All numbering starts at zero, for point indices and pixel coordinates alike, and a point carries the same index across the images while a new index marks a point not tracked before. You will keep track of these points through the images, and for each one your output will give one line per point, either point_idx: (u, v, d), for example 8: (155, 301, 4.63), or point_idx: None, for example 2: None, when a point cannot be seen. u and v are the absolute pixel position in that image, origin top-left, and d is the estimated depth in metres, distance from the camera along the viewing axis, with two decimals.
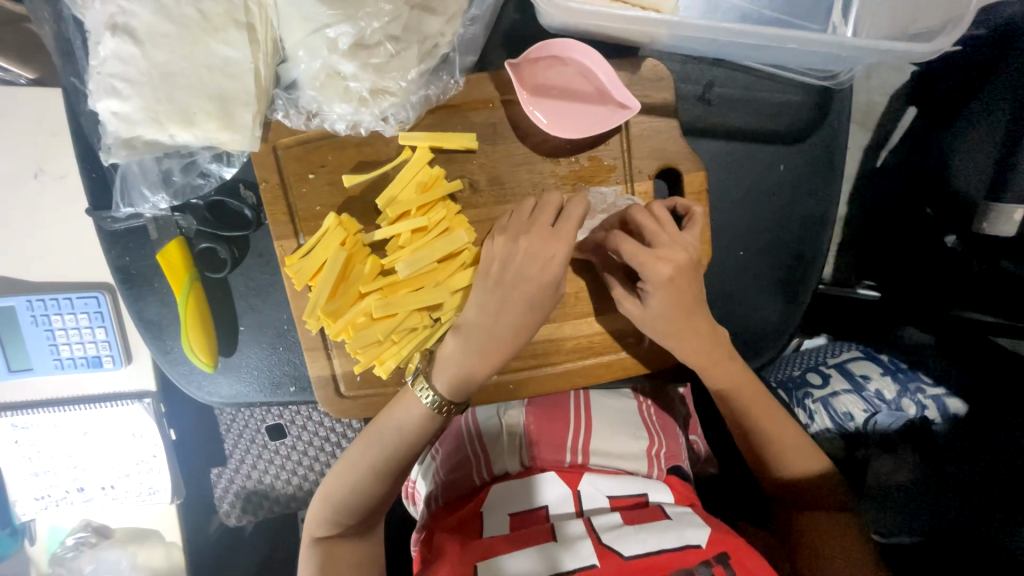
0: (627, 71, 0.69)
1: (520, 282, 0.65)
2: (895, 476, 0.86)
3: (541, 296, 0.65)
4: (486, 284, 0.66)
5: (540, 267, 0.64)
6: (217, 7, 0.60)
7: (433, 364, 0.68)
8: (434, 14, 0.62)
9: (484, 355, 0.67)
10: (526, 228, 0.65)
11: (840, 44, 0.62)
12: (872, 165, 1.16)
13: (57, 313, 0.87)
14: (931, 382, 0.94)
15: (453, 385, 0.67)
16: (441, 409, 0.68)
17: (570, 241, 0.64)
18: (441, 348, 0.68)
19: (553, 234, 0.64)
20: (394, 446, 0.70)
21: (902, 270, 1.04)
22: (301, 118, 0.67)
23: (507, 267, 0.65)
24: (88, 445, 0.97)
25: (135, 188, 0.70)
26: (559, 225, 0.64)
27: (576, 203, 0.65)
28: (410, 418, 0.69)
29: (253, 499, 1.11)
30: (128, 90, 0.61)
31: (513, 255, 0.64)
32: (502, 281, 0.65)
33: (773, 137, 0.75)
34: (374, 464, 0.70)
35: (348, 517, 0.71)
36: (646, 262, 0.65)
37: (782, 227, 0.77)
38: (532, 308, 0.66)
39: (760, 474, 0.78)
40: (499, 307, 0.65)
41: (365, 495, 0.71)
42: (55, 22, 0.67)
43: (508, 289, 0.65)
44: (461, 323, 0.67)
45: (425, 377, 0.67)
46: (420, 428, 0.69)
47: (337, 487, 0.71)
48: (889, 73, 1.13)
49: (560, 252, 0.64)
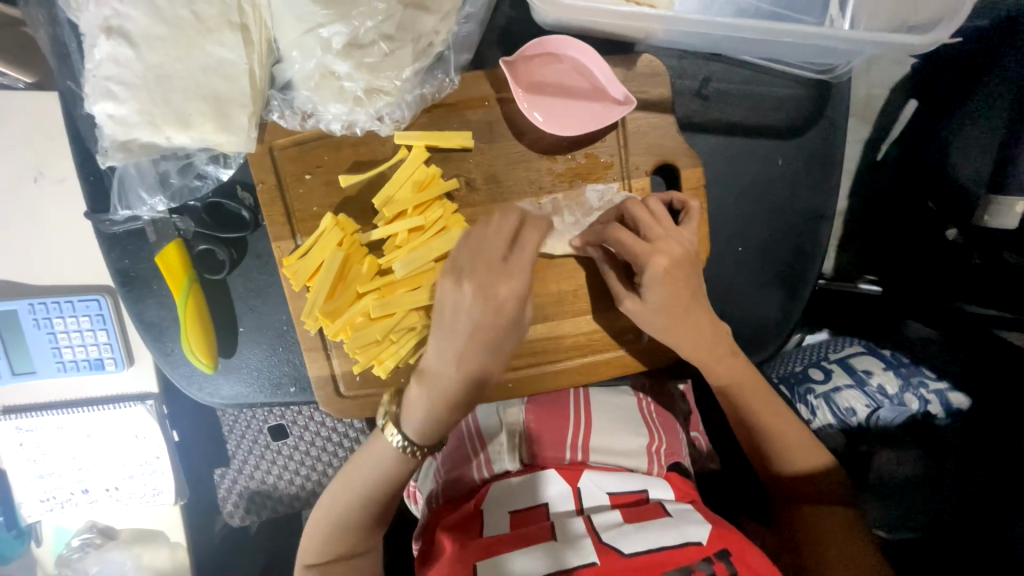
0: (623, 67, 0.69)
1: (474, 328, 0.62)
2: (896, 469, 0.85)
3: (503, 338, 0.64)
4: (442, 330, 0.63)
5: (497, 313, 0.61)
6: (211, 8, 0.60)
7: (403, 410, 0.68)
8: (428, 12, 0.62)
9: (445, 399, 0.65)
10: (478, 268, 0.62)
11: (837, 37, 0.62)
12: (873, 158, 1.16)
13: (59, 316, 0.88)
14: (932, 376, 0.94)
15: (420, 428, 0.66)
16: (410, 452, 0.67)
17: (523, 287, 0.62)
18: (408, 394, 0.67)
19: (504, 273, 0.61)
20: (371, 479, 0.70)
21: (904, 265, 1.05)
22: (296, 118, 0.67)
23: (458, 314, 0.62)
24: (91, 447, 0.97)
25: (133, 190, 0.70)
26: (511, 262, 0.62)
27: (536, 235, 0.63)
28: (383, 457, 0.69)
29: (256, 499, 1.09)
30: (124, 92, 0.61)
31: (464, 305, 0.61)
32: (458, 328, 0.62)
33: (771, 131, 0.74)
34: (359, 494, 0.71)
35: (342, 541, 0.72)
36: (643, 255, 0.65)
37: (781, 222, 0.76)
38: (497, 350, 0.64)
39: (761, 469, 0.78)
40: (458, 354, 0.63)
41: (355, 521, 0.71)
42: (51, 26, 0.67)
43: (465, 337, 0.62)
44: (426, 369, 0.65)
45: (394, 422, 0.67)
46: (392, 465, 0.69)
47: (327, 515, 0.72)
48: (889, 65, 1.12)
49: (506, 291, 0.61)
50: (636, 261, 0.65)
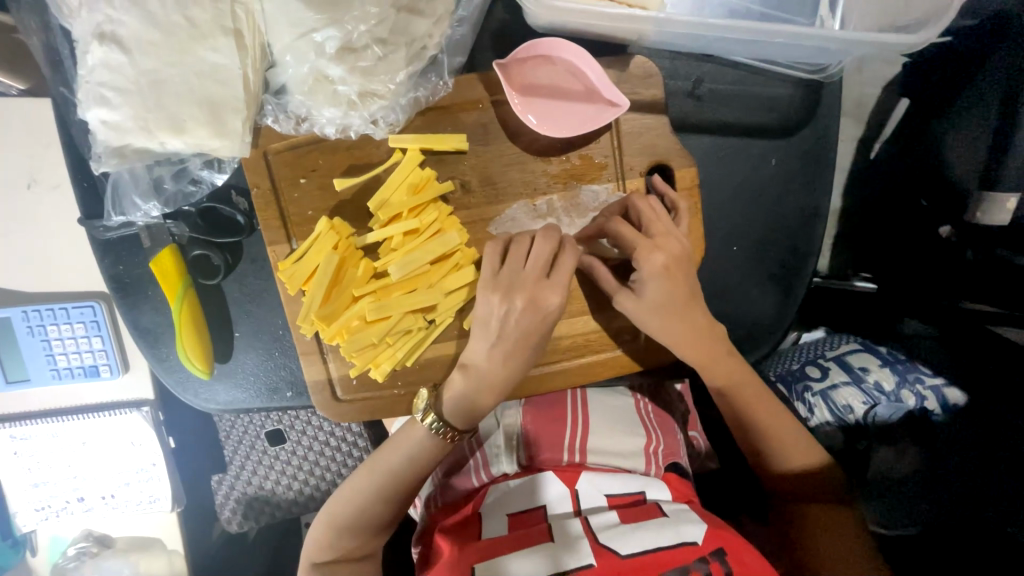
0: (616, 69, 0.69)
1: (521, 335, 0.66)
2: (896, 466, 0.87)
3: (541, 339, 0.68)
4: (487, 332, 0.67)
5: (538, 318, 0.66)
6: (204, 13, 0.60)
7: (441, 398, 0.71)
8: (421, 16, 0.62)
9: (489, 394, 0.68)
10: (519, 281, 0.65)
11: (828, 37, 0.62)
12: (867, 157, 1.17)
13: (53, 324, 0.87)
14: (930, 372, 0.92)
15: (457, 413, 0.69)
16: (446, 435, 0.70)
17: (565, 292, 0.66)
18: (448, 382, 0.70)
19: (548, 285, 0.65)
20: (397, 474, 0.71)
21: (900, 264, 1.06)
22: (290, 122, 0.67)
23: (506, 321, 0.66)
24: (87, 454, 0.97)
25: (126, 196, 0.70)
26: (554, 274, 0.65)
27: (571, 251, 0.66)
28: (415, 444, 0.71)
29: (253, 505, 1.09)
30: (118, 98, 0.61)
31: (512, 311, 0.65)
32: (503, 331, 0.66)
33: (763, 132, 0.75)
34: (379, 490, 0.71)
35: (354, 539, 0.72)
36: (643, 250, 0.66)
37: (776, 221, 0.77)
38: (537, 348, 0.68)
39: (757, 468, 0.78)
40: (506, 353, 0.67)
41: (369, 518, 0.71)
42: (43, 33, 0.67)
43: (509, 338, 0.67)
44: (470, 364, 0.68)
45: (432, 409, 0.70)
46: (426, 452, 0.71)
47: (341, 513, 0.71)
48: (881, 65, 1.13)
49: (554, 299, 0.66)
50: (634, 256, 0.66)
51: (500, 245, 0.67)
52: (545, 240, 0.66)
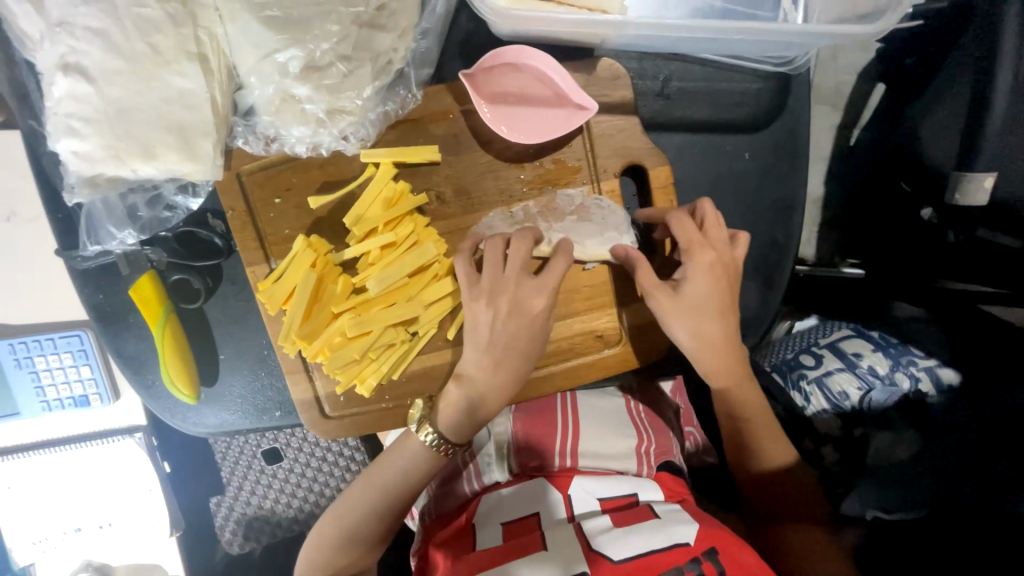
0: (583, 73, 0.69)
1: (510, 340, 0.66)
2: (895, 450, 0.85)
3: (532, 344, 0.67)
4: (477, 343, 0.67)
5: (528, 323, 0.66)
6: (166, 40, 0.60)
7: (436, 409, 0.70)
8: (384, 31, 0.62)
9: (485, 404, 0.68)
10: (502, 287, 0.65)
11: (790, 31, 0.63)
12: (847, 143, 1.17)
13: (41, 355, 0.87)
14: (921, 355, 0.94)
15: (454, 427, 0.69)
16: (441, 449, 0.69)
17: (549, 294, 0.66)
18: (446, 395, 0.70)
19: (532, 285, 0.65)
20: (389, 488, 0.71)
21: (885, 249, 1.08)
22: (260, 143, 0.67)
23: (495, 329, 0.66)
24: (82, 484, 0.96)
25: (101, 225, 0.69)
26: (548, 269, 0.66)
27: (560, 259, 0.66)
28: (409, 458, 0.70)
29: (253, 525, 1.10)
30: (86, 128, 0.61)
31: (501, 316, 0.66)
32: (492, 339, 0.66)
33: (735, 126, 0.75)
34: (374, 505, 0.71)
35: (346, 556, 0.71)
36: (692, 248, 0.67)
37: (753, 214, 0.77)
38: (527, 353, 0.68)
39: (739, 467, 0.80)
40: (498, 358, 0.67)
41: (362, 535, 0.71)
42: (8, 66, 0.67)
43: (500, 345, 0.67)
44: (466, 375, 0.68)
45: (429, 422, 0.69)
46: (418, 465, 0.70)
47: (334, 529, 0.71)
48: (854, 52, 1.14)
49: (540, 300, 0.66)
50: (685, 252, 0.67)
51: (468, 258, 0.67)
52: (522, 244, 0.66)
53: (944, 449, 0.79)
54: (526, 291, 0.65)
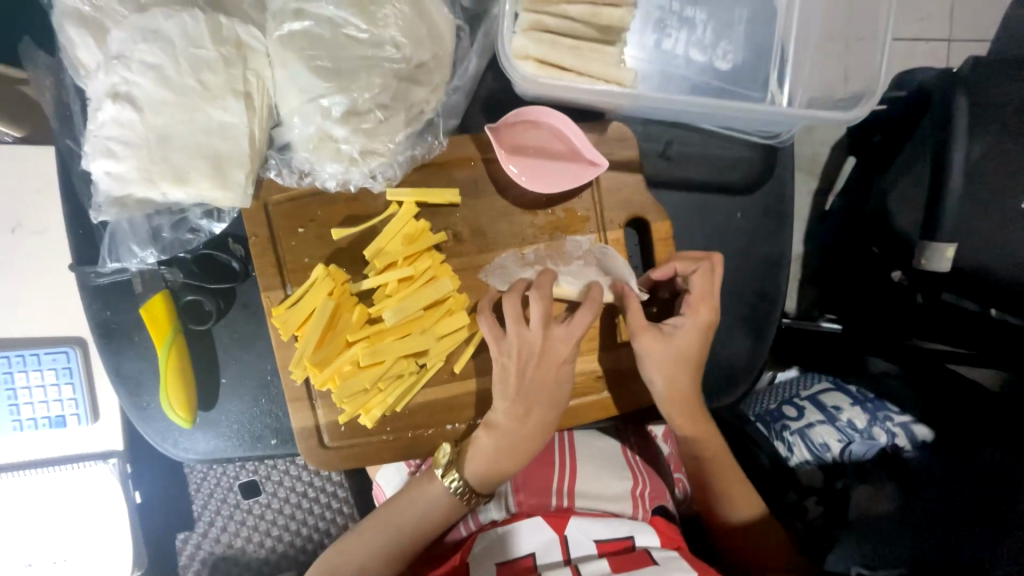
0: (596, 133, 0.76)
1: (537, 388, 0.70)
2: (875, 504, 0.91)
3: (561, 388, 0.71)
4: (507, 393, 0.69)
5: (554, 371, 0.70)
6: (216, 78, 0.64)
7: (463, 455, 0.73)
8: (420, 85, 0.68)
9: (515, 454, 0.70)
10: (520, 336, 0.68)
11: (776, 112, 0.71)
12: (822, 208, 1.28)
13: (23, 370, 0.84)
14: (897, 411, 1.02)
15: (483, 477, 0.71)
16: (464, 496, 0.72)
17: (574, 343, 0.70)
18: (473, 442, 0.72)
19: (550, 336, 0.69)
20: (406, 528, 0.71)
21: (860, 305, 1.14)
22: (293, 176, 0.71)
23: (524, 375, 0.69)
24: (45, 511, 0.90)
25: (123, 244, 0.71)
26: (573, 319, 0.69)
27: (586, 311, 0.69)
28: (430, 501, 0.72)
29: (220, 566, 1.05)
30: (124, 151, 0.63)
31: (529, 365, 0.69)
32: (520, 389, 0.69)
33: (728, 189, 0.82)
34: (386, 548, 0.71)
35: None
36: (694, 304, 0.72)
37: (743, 269, 0.83)
38: (553, 399, 0.71)
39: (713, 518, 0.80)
40: (527, 407, 0.70)
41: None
42: (56, 90, 0.71)
43: (528, 394, 0.70)
44: (495, 423, 0.71)
45: (455, 468, 0.71)
46: (440, 509, 0.72)
47: (341, 568, 0.70)
48: (828, 129, 1.27)
49: (559, 344, 0.70)
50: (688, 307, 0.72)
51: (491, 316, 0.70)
52: (542, 297, 0.68)
53: (922, 506, 0.86)
54: (552, 346, 0.69)
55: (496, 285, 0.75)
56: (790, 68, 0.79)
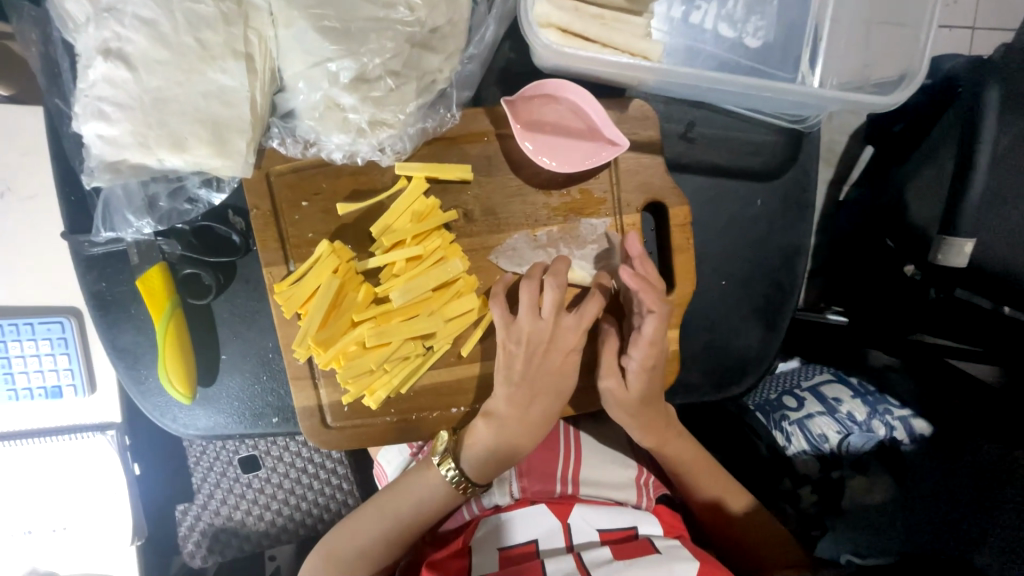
0: (616, 110, 0.72)
1: (545, 376, 0.70)
2: (870, 495, 1.00)
3: (569, 377, 0.71)
4: (510, 381, 0.69)
5: (561, 360, 0.69)
6: (216, 37, 0.60)
7: (461, 444, 0.72)
8: (433, 52, 0.63)
9: (514, 443, 0.70)
10: (536, 325, 0.67)
11: (810, 94, 0.68)
12: (837, 199, 1.25)
13: (16, 340, 0.81)
14: (897, 404, 1.02)
15: (480, 468, 0.71)
16: (459, 485, 0.71)
17: (581, 332, 0.69)
18: (472, 431, 0.71)
19: (563, 325, 0.69)
20: (401, 517, 0.71)
21: (868, 296, 1.06)
22: (297, 147, 0.67)
23: (531, 363, 0.69)
24: (42, 481, 0.89)
25: (118, 212, 0.68)
26: (583, 310, 0.68)
27: (597, 299, 0.69)
28: (426, 491, 0.71)
29: (220, 537, 1.04)
30: (118, 114, 0.60)
31: (538, 353, 0.68)
32: (524, 376, 0.69)
33: (750, 175, 0.79)
34: (383, 534, 0.71)
35: None
36: (639, 350, 0.69)
37: (761, 258, 0.81)
38: (556, 389, 0.71)
39: (716, 511, 0.79)
40: (527, 397, 0.69)
41: (366, 559, 0.71)
42: (44, 45, 0.66)
43: (533, 382, 0.69)
44: (494, 411, 0.70)
45: (452, 458, 0.70)
46: (435, 499, 0.71)
47: (341, 552, 0.70)
48: (847, 116, 1.23)
49: (570, 335, 0.69)
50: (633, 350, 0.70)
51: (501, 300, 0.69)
52: (557, 284, 0.67)
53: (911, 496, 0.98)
54: (559, 337, 0.69)
55: (505, 268, 0.72)
56: (822, 49, 0.74)
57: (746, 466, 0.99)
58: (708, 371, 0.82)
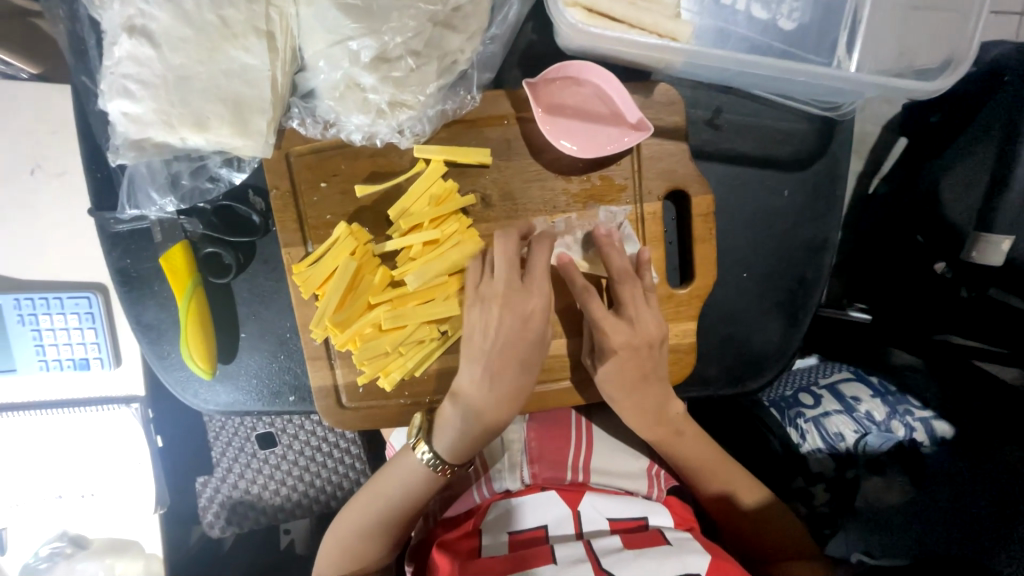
0: (640, 95, 0.70)
1: (505, 346, 0.68)
2: (885, 496, 0.94)
3: (535, 350, 0.69)
4: (477, 356, 0.68)
5: (522, 326, 0.67)
6: (238, 14, 0.59)
7: (434, 427, 0.71)
8: (455, 31, 0.62)
9: (483, 418, 0.69)
10: (493, 293, 0.67)
11: (846, 79, 0.65)
12: (865, 191, 1.21)
13: (46, 313, 0.84)
14: (919, 405, 0.98)
15: (452, 446, 0.70)
16: (439, 468, 0.71)
17: (544, 292, 0.67)
18: (441, 410, 0.71)
19: (523, 290, 0.67)
20: (395, 496, 0.72)
21: (893, 295, 1.07)
22: (318, 127, 0.67)
23: (490, 332, 0.67)
24: (71, 449, 0.92)
25: (142, 190, 0.69)
26: (530, 276, 0.67)
27: (542, 255, 0.67)
28: (409, 472, 0.72)
29: (237, 509, 1.07)
30: (142, 92, 0.60)
31: (500, 322, 0.67)
32: (492, 350, 0.68)
33: (778, 164, 0.76)
34: (380, 517, 0.72)
35: (354, 558, 0.73)
36: (612, 324, 0.69)
37: (785, 251, 0.78)
38: (526, 361, 0.69)
39: (727, 504, 0.78)
40: (492, 370, 0.68)
41: (369, 539, 0.73)
42: (70, 22, 0.67)
43: (496, 354, 0.68)
44: (462, 388, 0.69)
45: (425, 440, 0.70)
46: (418, 481, 0.72)
47: (348, 530, 0.73)
48: (881, 105, 1.18)
49: (534, 301, 0.67)
50: (606, 327, 0.69)
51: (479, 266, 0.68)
52: (510, 247, 0.66)
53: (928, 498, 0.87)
54: (516, 301, 0.67)
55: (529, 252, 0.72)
56: (860, 34, 0.71)
57: (759, 461, 1.01)
58: (725, 364, 0.80)
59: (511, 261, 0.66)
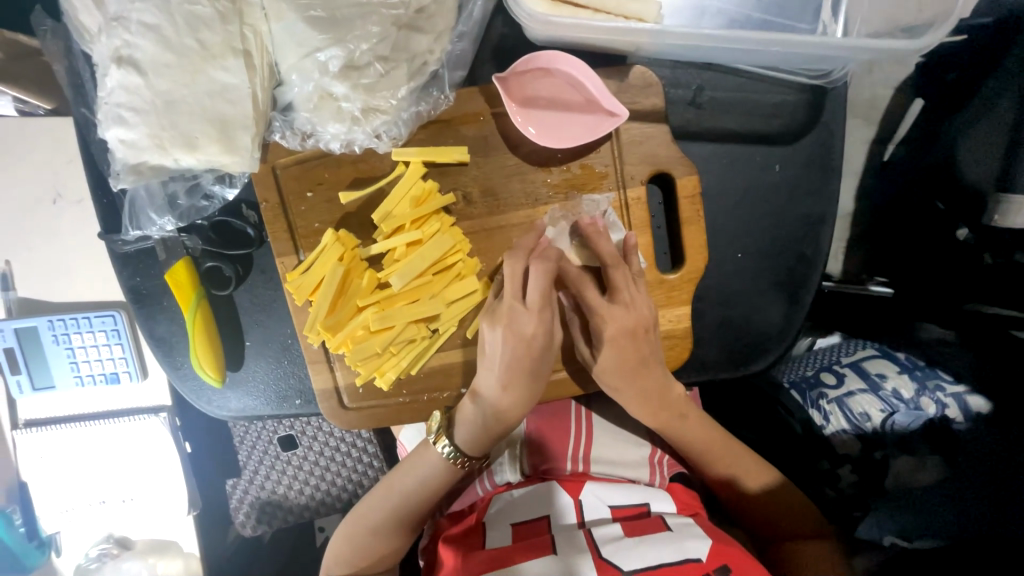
0: (615, 79, 0.69)
1: (511, 362, 0.67)
2: (917, 475, 0.88)
3: (539, 364, 0.68)
4: (493, 366, 0.68)
5: (526, 346, 0.66)
6: (215, 36, 0.62)
7: (453, 421, 0.73)
8: (422, 33, 0.64)
9: (500, 416, 0.70)
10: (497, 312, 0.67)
11: (831, 45, 0.62)
12: (880, 159, 1.11)
13: (76, 332, 0.89)
14: (950, 379, 0.92)
15: (472, 440, 0.71)
16: (458, 461, 0.72)
17: (540, 316, 0.66)
18: (460, 408, 0.72)
19: (523, 308, 0.66)
20: (411, 495, 0.74)
21: (916, 266, 1.01)
22: (297, 138, 0.69)
23: (497, 353, 0.67)
24: (108, 458, 0.97)
25: (143, 212, 0.73)
26: (527, 297, 0.66)
27: (538, 273, 0.65)
28: (428, 466, 0.74)
29: (266, 509, 1.12)
30: (135, 118, 0.63)
31: (498, 342, 0.66)
32: (500, 364, 0.67)
33: (766, 139, 0.74)
34: (396, 507, 0.75)
35: (367, 555, 0.76)
36: (602, 312, 0.68)
37: (781, 227, 0.76)
38: (533, 371, 0.68)
39: (733, 489, 0.77)
40: (505, 381, 0.68)
41: (381, 533, 0.75)
42: (68, 58, 0.71)
43: (507, 369, 0.67)
44: (479, 391, 0.70)
45: (444, 434, 0.72)
46: (436, 475, 0.73)
47: (360, 527, 0.76)
48: None
49: (531, 322, 0.66)
50: (600, 315, 0.69)
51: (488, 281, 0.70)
52: (512, 267, 0.66)
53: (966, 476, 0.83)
54: (518, 319, 0.66)
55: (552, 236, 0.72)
56: None
57: (782, 445, 0.95)
58: (724, 347, 0.79)
59: (514, 287, 0.66)
